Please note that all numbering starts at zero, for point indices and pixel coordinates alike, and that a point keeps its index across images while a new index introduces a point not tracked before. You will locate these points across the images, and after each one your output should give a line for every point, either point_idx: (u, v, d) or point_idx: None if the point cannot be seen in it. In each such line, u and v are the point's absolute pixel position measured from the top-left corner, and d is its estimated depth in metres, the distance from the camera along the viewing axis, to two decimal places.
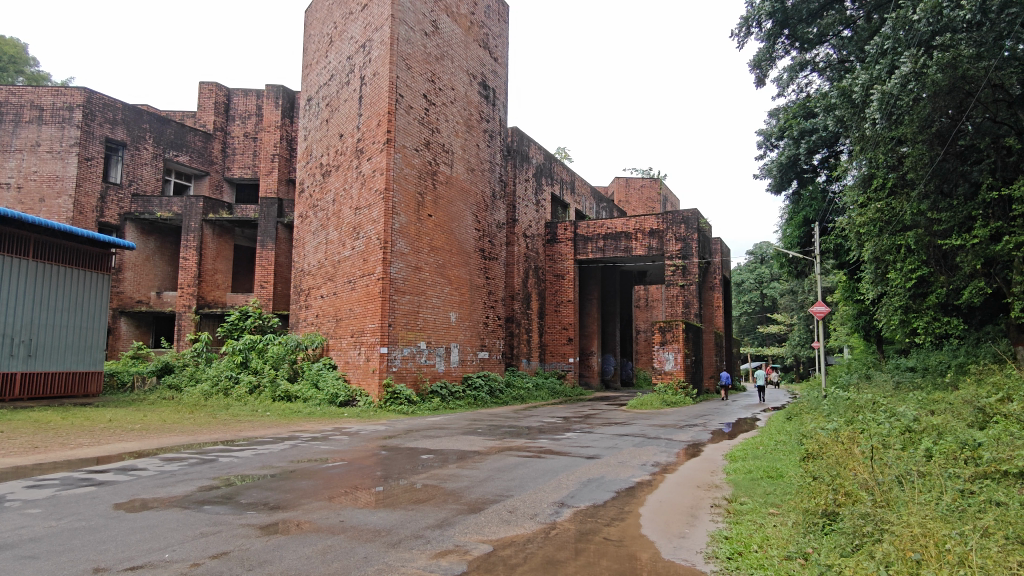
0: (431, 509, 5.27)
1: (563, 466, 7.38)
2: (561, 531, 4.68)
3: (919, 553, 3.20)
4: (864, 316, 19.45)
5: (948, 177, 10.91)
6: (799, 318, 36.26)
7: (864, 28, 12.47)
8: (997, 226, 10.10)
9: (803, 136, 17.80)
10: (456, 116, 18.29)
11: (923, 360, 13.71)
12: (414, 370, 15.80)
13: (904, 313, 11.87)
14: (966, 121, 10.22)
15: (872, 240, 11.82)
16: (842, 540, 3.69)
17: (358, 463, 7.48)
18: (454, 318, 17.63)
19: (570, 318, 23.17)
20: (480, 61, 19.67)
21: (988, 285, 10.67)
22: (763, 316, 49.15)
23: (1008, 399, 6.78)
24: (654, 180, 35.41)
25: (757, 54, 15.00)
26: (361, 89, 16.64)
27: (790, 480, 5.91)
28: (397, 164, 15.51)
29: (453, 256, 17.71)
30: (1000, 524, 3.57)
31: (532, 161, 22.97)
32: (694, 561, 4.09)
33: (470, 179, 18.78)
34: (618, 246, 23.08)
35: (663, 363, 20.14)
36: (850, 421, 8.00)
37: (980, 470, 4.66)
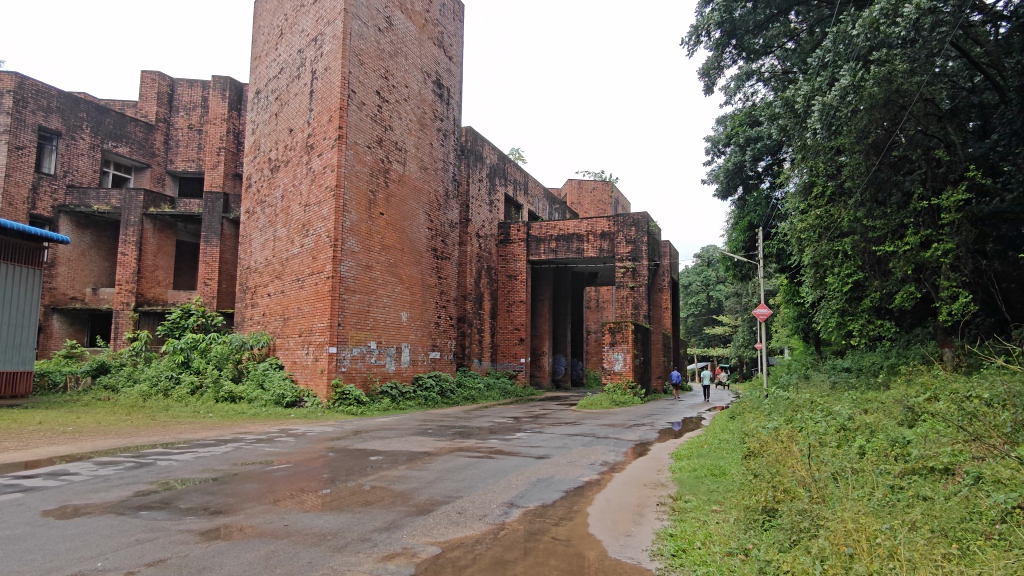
0: (380, 511, 5.21)
1: (513, 467, 7.40)
2: (510, 532, 4.70)
3: (852, 547, 3.32)
4: (804, 319, 20.16)
5: (882, 186, 11.43)
6: (744, 319, 37.32)
7: (807, 41, 13.01)
8: (926, 234, 10.66)
9: (749, 144, 18.51)
10: (410, 115, 18.12)
11: (858, 361, 14.32)
12: (363, 370, 15.58)
13: (840, 316, 12.42)
14: (899, 133, 10.87)
15: (812, 244, 12.32)
16: (780, 536, 3.82)
17: (305, 466, 7.32)
18: (405, 317, 17.48)
19: (522, 318, 23.27)
20: (435, 59, 19.57)
21: (918, 290, 11.18)
22: (708, 317, 50.44)
23: (935, 399, 7.12)
24: (606, 183, 35.90)
25: (707, 62, 15.32)
26: (311, 83, 16.30)
27: (732, 478, 6.06)
28: (349, 161, 15.26)
29: (405, 256, 17.55)
30: (926, 518, 3.75)
31: (485, 161, 22.91)
32: (640, 559, 4.15)
33: (423, 178, 18.63)
34: (570, 247, 23.28)
35: (612, 364, 20.41)
36: (789, 420, 8.28)
37: (909, 467, 4.87)
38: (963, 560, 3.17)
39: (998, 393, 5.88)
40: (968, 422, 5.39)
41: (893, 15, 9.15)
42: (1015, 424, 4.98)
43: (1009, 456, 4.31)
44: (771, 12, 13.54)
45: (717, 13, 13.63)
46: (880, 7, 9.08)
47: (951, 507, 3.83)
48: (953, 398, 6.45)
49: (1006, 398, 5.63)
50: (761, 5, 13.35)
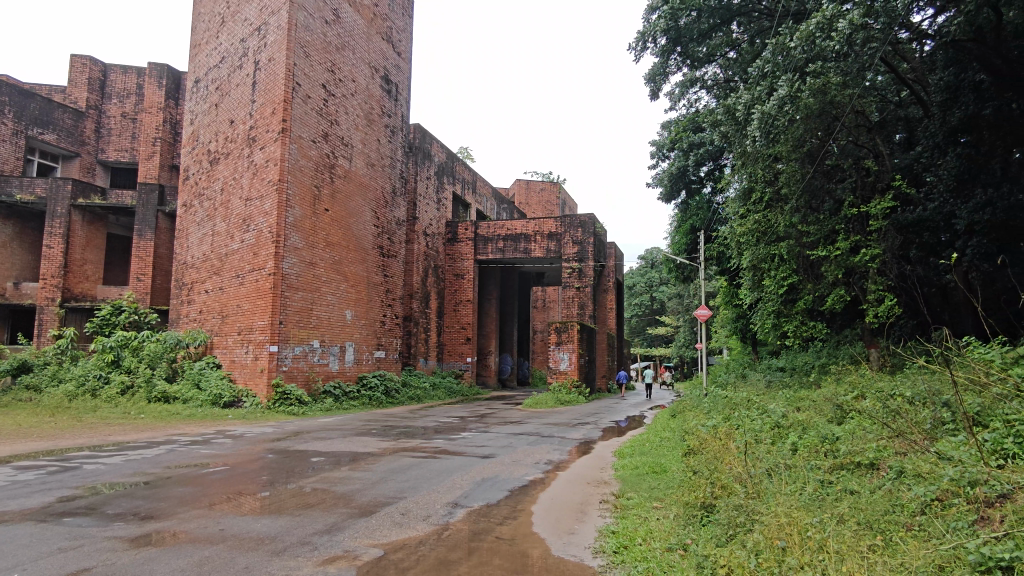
0: (321, 514, 5.10)
1: (458, 467, 7.37)
2: (454, 532, 4.67)
3: (784, 540, 3.45)
4: (742, 320, 20.79)
5: (816, 193, 11.86)
6: (685, 321, 38.28)
7: (749, 51, 13.44)
8: (855, 240, 11.20)
9: (691, 149, 19.07)
10: (357, 110, 17.83)
11: (791, 360, 14.79)
12: (306, 369, 15.23)
13: (776, 317, 12.89)
14: (832, 142, 11.40)
15: (750, 248, 12.77)
16: (717, 532, 3.95)
17: (242, 468, 7.09)
18: (350, 316, 17.20)
19: (469, 318, 23.21)
20: (383, 54, 19.31)
21: (847, 292, 11.71)
22: (651, 318, 51.51)
23: (863, 397, 7.47)
24: (553, 184, 36.19)
25: (652, 68, 15.68)
26: (254, 74, 15.83)
27: (672, 476, 6.22)
28: (293, 155, 14.90)
29: (350, 253, 17.26)
30: (854, 511, 3.93)
31: (434, 159, 22.72)
32: (582, 556, 4.20)
33: (369, 174, 18.35)
34: (517, 247, 23.36)
35: (557, 363, 20.59)
36: (727, 419, 8.48)
37: (837, 462, 5.09)
38: (887, 551, 3.34)
39: (919, 391, 6.21)
40: (892, 419, 5.67)
41: (828, 29, 9.33)
42: (935, 421, 5.25)
43: (929, 451, 4.55)
44: (714, 22, 13.80)
45: (664, 20, 13.83)
46: (816, 21, 9.26)
47: (875, 500, 4.02)
48: (879, 396, 6.79)
49: (926, 396, 5.95)
50: (705, 15, 13.63)
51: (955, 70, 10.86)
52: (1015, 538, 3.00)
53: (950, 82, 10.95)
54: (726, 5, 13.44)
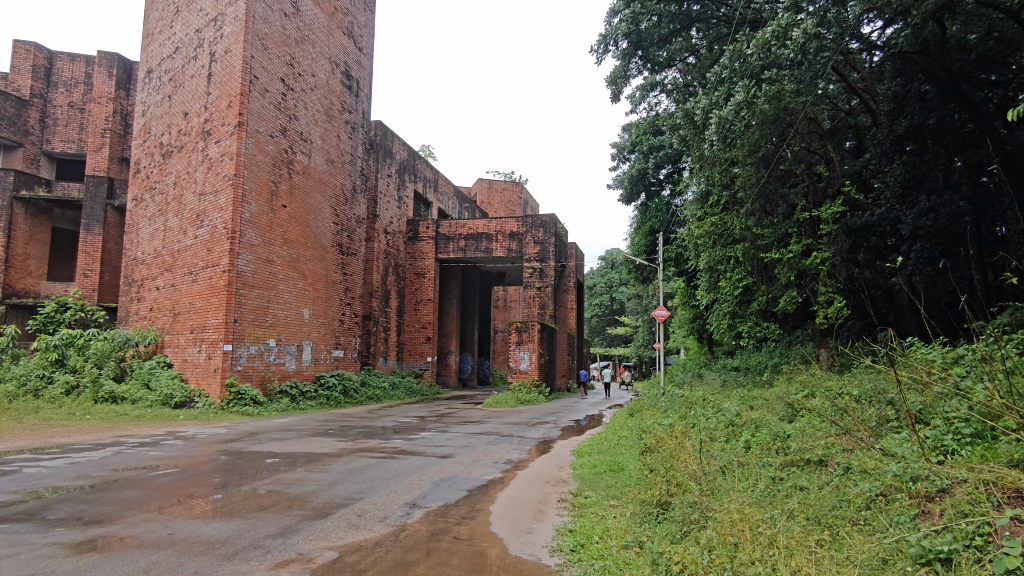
0: (274, 516, 4.99)
1: (417, 467, 7.32)
2: (412, 533, 4.63)
3: (737, 537, 3.53)
4: (699, 320, 21.16)
5: (770, 198, 12.18)
6: (643, 321, 38.77)
7: (706, 57, 13.68)
8: (807, 244, 11.54)
9: (652, 152, 19.54)
10: (316, 104, 17.53)
11: (745, 360, 15.13)
12: (261, 369, 14.90)
13: (731, 318, 13.20)
14: (786, 148, 11.69)
15: (707, 250, 13.02)
16: (672, 529, 4.02)
17: (194, 470, 6.89)
18: (307, 314, 16.90)
19: (429, 317, 23.08)
20: (344, 50, 19.04)
21: (799, 294, 12.05)
22: (611, 318, 52.07)
23: (812, 396, 7.69)
24: (515, 184, 36.26)
25: (613, 71, 15.83)
26: (210, 66, 15.41)
27: (629, 474, 6.31)
28: (249, 149, 14.56)
29: (309, 251, 16.98)
30: (803, 507, 4.05)
31: (395, 156, 22.44)
32: (540, 555, 4.21)
33: (329, 171, 18.07)
34: (478, 246, 23.30)
35: (518, 363, 20.61)
36: (683, 417, 8.63)
37: (788, 460, 5.21)
38: (833, 545, 3.44)
39: (865, 390, 6.41)
40: (840, 417, 5.84)
41: (783, 37, 9.49)
42: (880, 418, 5.43)
43: (874, 448, 4.72)
44: (674, 27, 14.07)
45: (626, 23, 13.98)
46: (772, 29, 9.41)
47: (823, 496, 4.15)
48: (827, 394, 7.01)
49: (872, 395, 6.14)
50: (665, 19, 13.82)
51: (902, 81, 11.28)
52: (954, 532, 3.14)
53: (897, 92, 11.37)
54: (686, 12, 13.73)
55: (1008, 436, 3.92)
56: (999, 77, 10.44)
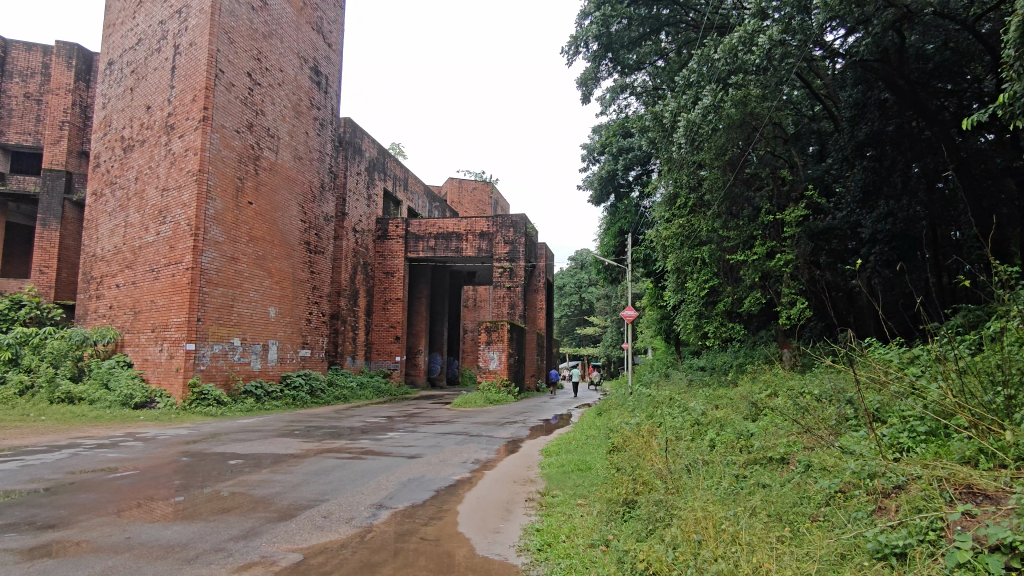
0: (236, 519, 4.90)
1: (384, 467, 7.26)
2: (378, 534, 4.59)
3: (700, 534, 3.58)
4: (666, 321, 21.43)
5: (736, 201, 12.38)
6: (612, 321, 39.12)
7: (676, 60, 14.06)
8: (771, 246, 11.76)
9: (621, 154, 19.89)
10: (284, 100, 17.26)
11: (710, 360, 15.37)
12: (225, 369, 14.62)
13: (697, 318, 13.41)
14: (752, 152, 11.93)
15: (675, 251, 13.19)
16: (638, 527, 4.06)
17: (154, 472, 6.73)
18: (273, 313, 16.64)
19: (398, 317, 22.92)
20: (313, 45, 18.80)
21: (763, 295, 12.29)
22: (581, 318, 52.41)
23: (775, 395, 7.84)
24: (485, 184, 36.26)
25: (584, 73, 15.84)
26: (174, 59, 15.06)
27: (596, 472, 6.36)
28: (214, 144, 14.26)
29: (275, 248, 16.71)
30: (766, 504, 4.14)
31: (365, 154, 22.21)
32: (507, 555, 4.21)
33: (296, 167, 17.81)
34: (448, 246, 23.22)
35: (487, 363, 20.60)
36: (650, 416, 8.74)
37: (751, 458, 5.30)
38: (794, 541, 3.51)
39: (826, 389, 6.57)
40: (801, 415, 5.97)
41: (749, 43, 9.61)
42: (839, 417, 5.55)
43: (833, 446, 4.83)
44: (644, 30, 14.12)
45: (596, 26, 13.96)
46: (738, 34, 9.53)
47: (785, 493, 4.23)
48: (789, 394, 7.15)
49: (832, 394, 6.27)
50: (635, 22, 13.95)
51: (863, 89, 11.51)
52: (909, 527, 3.23)
53: (859, 98, 11.62)
54: (655, 15, 13.89)
55: (961, 433, 4.05)
56: (955, 86, 10.79)
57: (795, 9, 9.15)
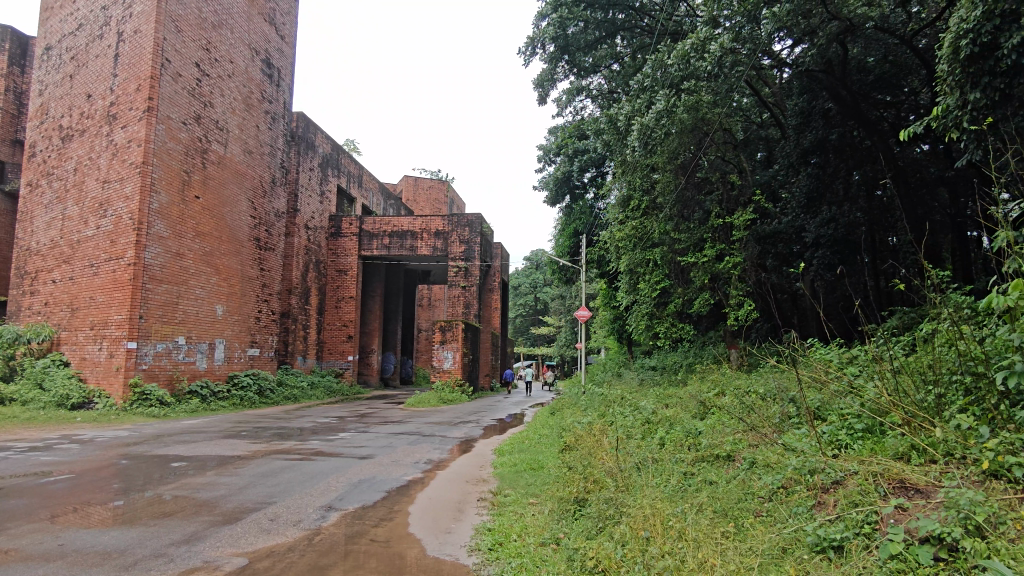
0: (179, 523, 4.74)
1: (334, 468, 7.15)
2: (327, 537, 4.51)
3: (648, 531, 3.65)
4: (618, 321, 21.71)
5: (687, 204, 12.62)
6: (566, 321, 39.44)
7: (630, 65, 14.06)
8: (720, 248, 12.05)
9: (576, 156, 20.10)
10: (233, 92, 16.80)
11: (661, 360, 15.64)
12: (168, 368, 14.13)
13: (649, 318, 13.68)
14: (703, 157, 12.22)
15: (628, 253, 13.42)
16: (588, 524, 4.12)
17: (91, 476, 6.45)
18: (220, 311, 16.18)
19: (351, 315, 22.60)
20: (265, 37, 18.37)
21: (712, 296, 12.60)
22: (535, 318, 52.67)
23: (722, 394, 8.05)
24: (441, 183, 36.09)
25: (541, 74, 16.00)
26: (117, 46, 14.48)
27: (548, 472, 6.41)
28: (159, 136, 13.78)
29: (223, 244, 16.24)
30: (711, 500, 4.26)
31: (318, 150, 21.79)
32: (458, 555, 4.19)
33: (246, 162, 17.35)
34: (403, 244, 23.00)
35: (441, 362, 20.51)
36: (601, 415, 8.86)
37: (699, 455, 5.43)
38: (737, 536, 3.61)
39: (770, 388, 6.77)
40: (747, 414, 6.15)
41: (702, 50, 9.75)
42: (782, 415, 5.72)
43: (777, 443, 4.98)
44: (600, 34, 14.31)
45: (553, 27, 14.28)
46: (691, 41, 9.65)
47: (730, 490, 4.35)
48: (735, 393, 7.33)
49: (776, 393, 6.46)
50: (591, 26, 14.12)
51: (808, 97, 11.82)
52: (846, 520, 3.35)
53: (804, 107, 11.91)
54: (611, 20, 13.98)
55: (894, 431, 4.23)
56: (893, 98, 11.26)
57: (745, 19, 9.28)
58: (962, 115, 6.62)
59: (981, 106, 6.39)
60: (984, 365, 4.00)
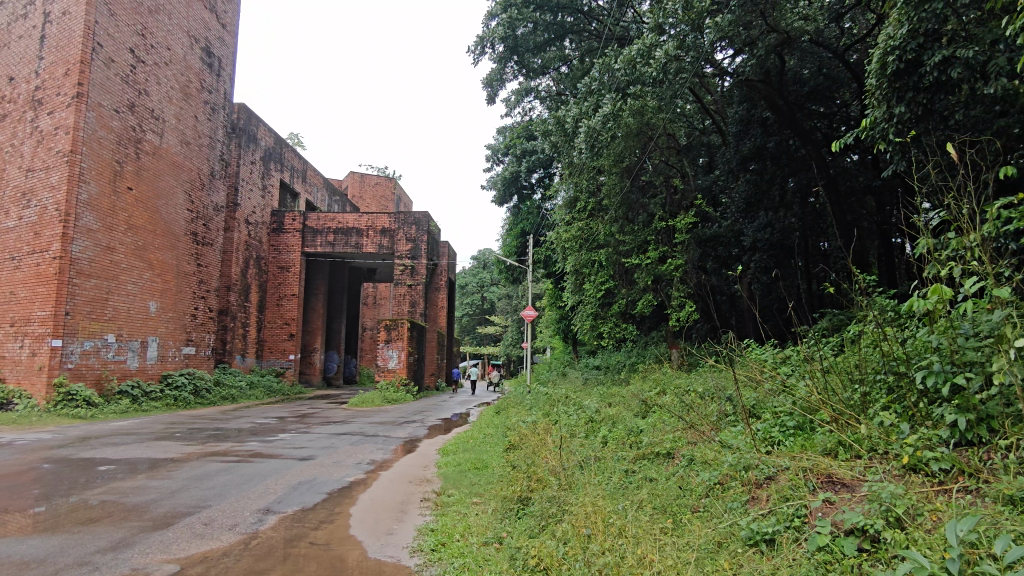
0: (105, 530, 4.53)
1: (273, 470, 6.96)
2: (264, 540, 4.40)
3: (590, 528, 3.70)
4: (564, 321, 21.89)
5: (632, 207, 12.83)
6: (512, 321, 39.58)
7: (578, 68, 14.18)
8: (663, 251, 12.29)
9: (524, 156, 20.24)
10: (171, 81, 16.15)
11: (605, 360, 15.87)
12: (97, 367, 13.48)
13: (593, 318, 14.02)
14: (647, 160, 12.45)
15: (574, 253, 13.83)
16: (531, 523, 4.15)
17: (8, 481, 6.09)
18: (154, 308, 15.54)
19: (293, 313, 22.07)
20: (204, 24, 17.70)
21: (654, 297, 12.91)
22: (482, 317, 52.67)
23: (663, 392, 8.25)
24: (388, 180, 35.68)
25: (490, 74, 16.01)
26: (43, 27, 13.70)
27: (492, 471, 6.43)
28: (89, 124, 13.13)
29: (157, 238, 15.57)
30: (651, 497, 4.35)
31: (259, 142, 21.16)
32: (399, 557, 4.15)
33: (183, 153, 16.70)
34: (348, 241, 22.57)
35: (386, 361, 20.30)
36: (546, 415, 8.91)
37: (641, 453, 5.53)
38: (675, 532, 3.70)
39: (709, 387, 6.98)
40: (686, 412, 6.31)
41: (647, 56, 9.87)
42: (720, 413, 5.90)
43: (714, 441, 5.14)
44: (549, 36, 14.46)
45: (502, 28, 14.22)
46: (637, 47, 9.76)
47: (670, 486, 4.46)
48: (676, 392, 7.51)
49: (714, 391, 6.67)
50: (540, 27, 14.21)
51: (747, 106, 11.95)
52: (777, 514, 3.48)
53: (744, 115, 12.06)
54: (560, 22, 14.12)
55: (823, 428, 4.44)
56: (826, 109, 11.75)
57: (689, 27, 9.31)
58: (889, 128, 6.92)
59: (906, 119, 6.75)
60: (905, 365, 4.22)
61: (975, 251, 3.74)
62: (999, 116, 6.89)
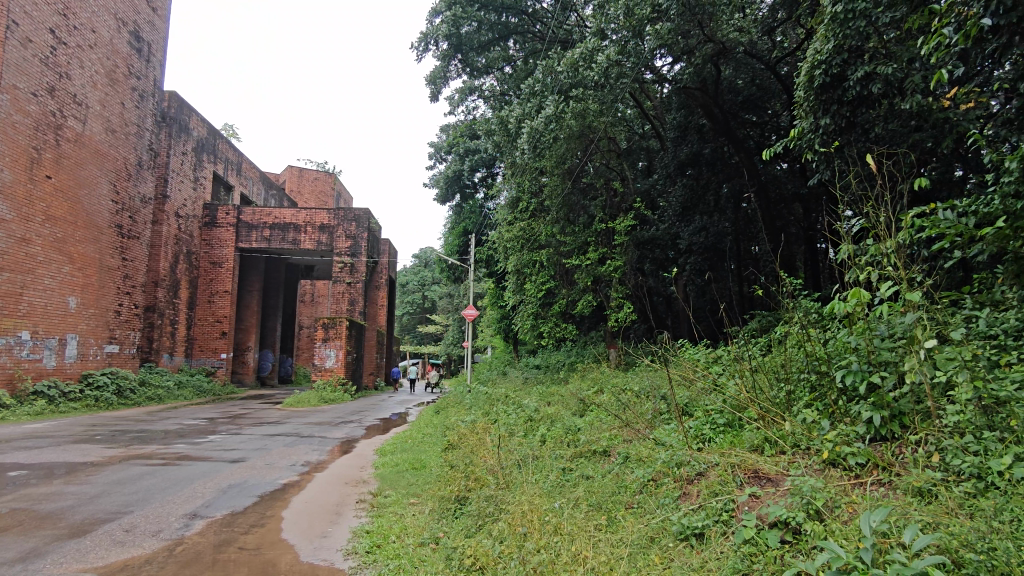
0: (13, 540, 4.25)
1: (201, 473, 6.70)
2: (190, 547, 4.23)
3: (525, 526, 3.73)
4: (505, 320, 21.92)
5: (573, 208, 13.00)
6: (453, 321, 39.36)
7: (521, 69, 14.28)
8: (602, 253, 12.47)
9: (467, 155, 20.20)
10: (96, 65, 15.33)
11: (544, 359, 16.00)
12: (8, 366, 12.65)
13: (534, 318, 14.12)
14: (589, 163, 12.68)
15: (516, 253, 13.83)
16: (468, 523, 4.15)
17: None
18: (73, 304, 14.72)
19: (225, 311, 21.33)
20: (132, 7, 16.87)
21: (594, 298, 13.13)
22: (422, 316, 52.25)
23: (600, 391, 8.40)
24: (327, 176, 34.94)
25: (433, 71, 15.88)
26: None
27: (430, 471, 6.39)
28: (3, 106, 12.32)
29: (78, 230, 14.73)
30: (587, 495, 4.41)
31: (191, 133, 20.33)
32: (333, 560, 4.07)
33: (107, 142, 15.86)
34: (285, 237, 21.80)
35: (323, 360, 19.87)
36: (485, 414, 8.91)
37: (577, 452, 5.59)
38: (609, 528, 3.77)
39: (644, 386, 7.15)
40: (623, 411, 6.43)
41: (590, 60, 10.01)
42: (654, 411, 6.05)
43: (649, 438, 5.25)
44: (492, 36, 14.45)
45: (446, 26, 13.96)
46: (580, 50, 9.89)
47: (605, 483, 4.54)
48: (613, 391, 7.66)
49: (649, 390, 6.84)
50: (484, 27, 14.16)
51: (684, 113, 12.36)
52: (706, 509, 3.59)
53: (681, 121, 12.48)
54: (504, 22, 14.18)
55: (751, 425, 4.62)
56: (758, 118, 12.21)
57: (630, 33, 9.47)
58: (815, 138, 7.24)
59: (830, 131, 7.07)
60: (826, 364, 4.41)
61: (891, 257, 3.96)
62: (914, 130, 7.31)
